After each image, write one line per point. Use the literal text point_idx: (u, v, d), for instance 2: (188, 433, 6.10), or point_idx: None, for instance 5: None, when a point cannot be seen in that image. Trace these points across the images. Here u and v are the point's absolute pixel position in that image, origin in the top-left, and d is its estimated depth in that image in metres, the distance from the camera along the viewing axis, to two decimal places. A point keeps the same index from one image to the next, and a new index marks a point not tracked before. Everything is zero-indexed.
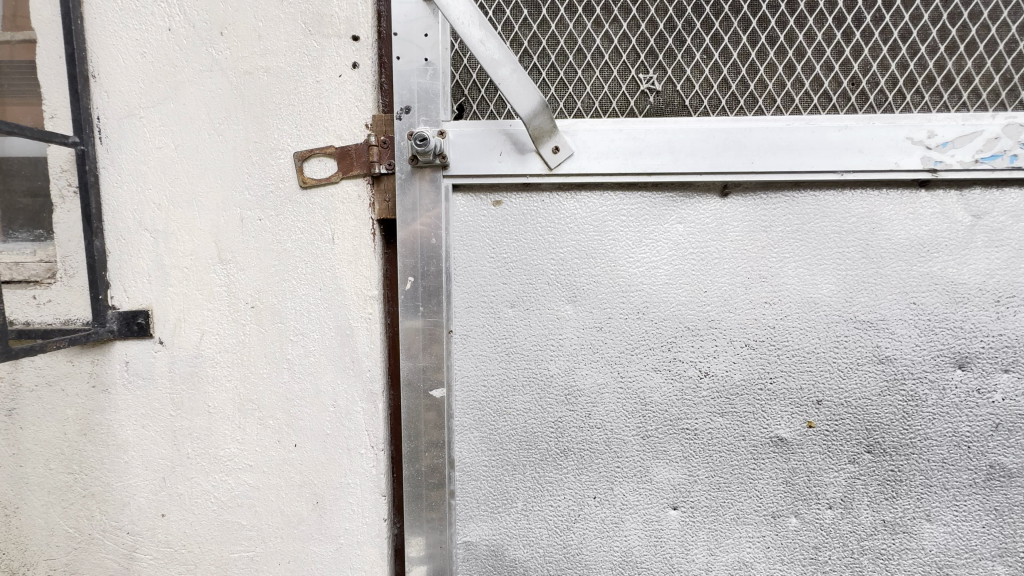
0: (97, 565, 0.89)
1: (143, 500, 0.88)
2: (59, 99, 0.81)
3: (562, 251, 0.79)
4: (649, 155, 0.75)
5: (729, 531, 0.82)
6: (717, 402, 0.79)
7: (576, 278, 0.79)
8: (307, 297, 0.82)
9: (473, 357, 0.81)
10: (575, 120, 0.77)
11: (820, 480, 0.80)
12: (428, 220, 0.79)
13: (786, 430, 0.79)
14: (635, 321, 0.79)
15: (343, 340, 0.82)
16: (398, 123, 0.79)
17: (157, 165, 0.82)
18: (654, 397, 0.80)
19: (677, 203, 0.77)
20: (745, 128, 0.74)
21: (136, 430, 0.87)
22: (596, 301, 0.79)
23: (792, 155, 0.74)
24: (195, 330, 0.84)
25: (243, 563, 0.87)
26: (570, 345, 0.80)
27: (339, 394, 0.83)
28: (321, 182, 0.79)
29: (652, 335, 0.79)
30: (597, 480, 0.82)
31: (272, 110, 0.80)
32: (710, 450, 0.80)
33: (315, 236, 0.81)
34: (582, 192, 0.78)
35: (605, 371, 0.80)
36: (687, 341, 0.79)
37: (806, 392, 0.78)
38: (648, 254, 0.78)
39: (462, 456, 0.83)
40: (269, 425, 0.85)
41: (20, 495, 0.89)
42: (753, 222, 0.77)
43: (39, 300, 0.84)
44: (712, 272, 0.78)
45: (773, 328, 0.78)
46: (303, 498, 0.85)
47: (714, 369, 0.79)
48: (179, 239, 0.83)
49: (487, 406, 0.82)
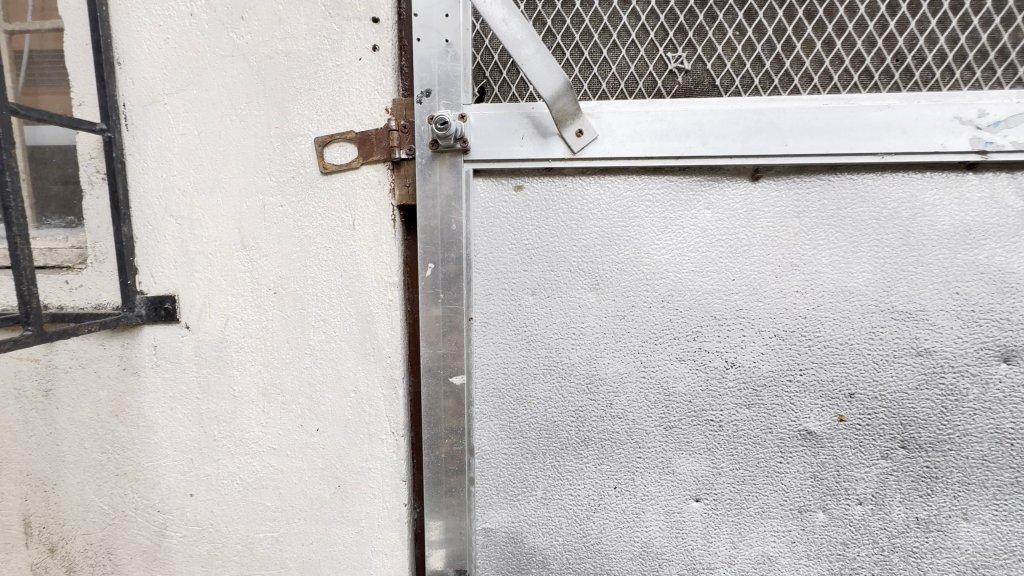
0: (131, 541, 0.93)
1: (173, 480, 0.91)
2: (86, 86, 0.82)
3: (584, 237, 0.77)
4: (677, 138, 0.72)
5: (754, 525, 0.80)
6: (743, 393, 0.77)
7: (599, 265, 0.77)
8: (328, 283, 0.82)
9: (494, 345, 0.81)
10: (600, 102, 0.74)
11: (850, 475, 0.77)
12: (448, 206, 0.78)
13: (815, 423, 0.77)
14: (660, 310, 0.77)
15: (363, 326, 0.82)
16: (419, 107, 0.77)
17: (182, 152, 0.83)
18: (678, 387, 0.78)
19: (705, 188, 0.74)
20: (779, 108, 0.70)
21: (165, 412, 0.89)
22: (619, 289, 0.77)
23: (829, 136, 0.70)
24: (220, 315, 0.85)
25: (269, 543, 0.90)
26: (592, 334, 0.78)
27: (360, 379, 0.83)
28: (342, 168, 0.79)
29: (677, 324, 0.77)
30: (618, 470, 0.81)
31: (293, 95, 0.79)
32: (735, 442, 0.78)
33: (336, 223, 0.81)
34: (605, 177, 0.76)
35: (628, 361, 0.78)
36: (713, 330, 0.76)
37: (838, 384, 0.76)
38: (673, 241, 0.76)
39: (482, 443, 0.83)
40: (292, 410, 0.86)
41: (58, 473, 0.92)
42: (785, 208, 0.74)
43: (71, 285, 0.86)
44: (742, 260, 0.75)
45: (805, 317, 0.75)
46: (326, 481, 0.87)
47: (741, 360, 0.77)
48: (204, 225, 0.84)
49: (507, 394, 0.81)
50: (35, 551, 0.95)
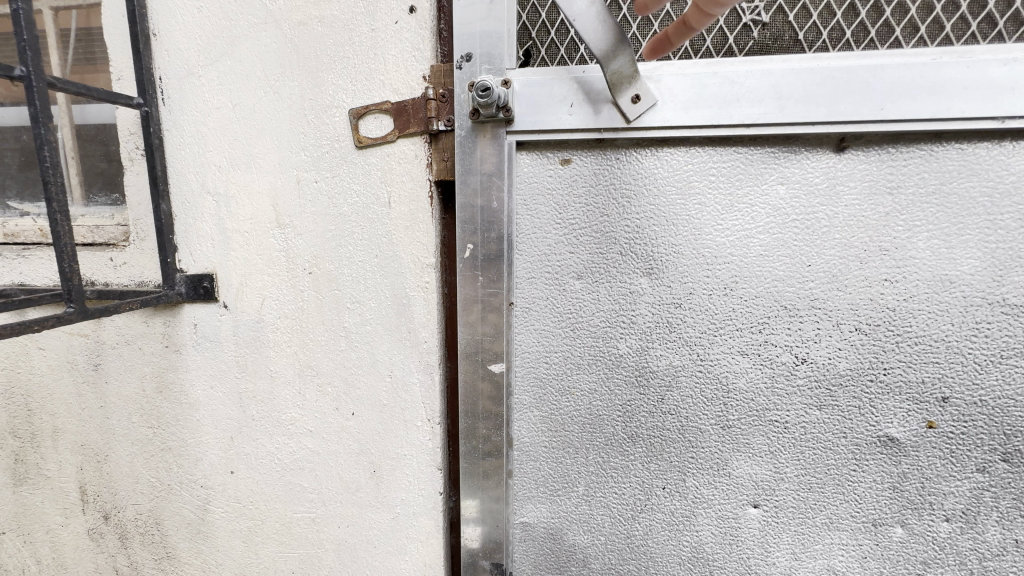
0: (177, 513, 0.95)
1: (215, 457, 0.91)
2: (123, 59, 0.81)
3: (638, 216, 0.70)
4: (749, 102, 0.63)
5: (819, 537, 0.72)
6: (814, 393, 0.69)
7: (653, 248, 0.70)
8: (363, 263, 0.79)
9: (536, 332, 0.76)
10: (660, 64, 0.66)
11: (937, 488, 0.68)
12: (488, 182, 0.72)
13: (899, 429, 0.68)
14: (722, 298, 0.69)
15: (399, 309, 0.79)
16: (459, 73, 0.71)
17: (217, 127, 0.80)
18: (739, 383, 0.71)
19: (779, 160, 0.66)
20: (876, 64, 0.60)
21: (206, 389, 0.89)
22: (675, 274, 0.70)
23: (937, 97, 0.59)
24: (256, 295, 0.84)
25: (306, 523, 0.90)
26: (644, 323, 0.72)
27: (395, 363, 0.80)
28: (377, 142, 0.74)
29: (741, 315, 0.69)
30: (667, 470, 0.75)
31: (327, 63, 0.75)
32: (802, 446, 0.71)
33: (371, 200, 0.77)
34: (663, 150, 0.68)
35: (682, 353, 0.71)
36: (783, 322, 0.68)
37: (929, 387, 0.66)
38: (740, 221, 0.68)
39: (521, 434, 0.78)
40: (328, 392, 0.84)
41: (109, 445, 0.95)
42: (876, 183, 0.64)
43: (115, 263, 0.86)
44: (819, 242, 0.66)
45: (893, 310, 0.65)
46: (362, 466, 0.85)
47: (813, 356, 0.68)
48: (240, 203, 0.82)
49: (550, 384, 0.76)
50: (91, 518, 0.99)
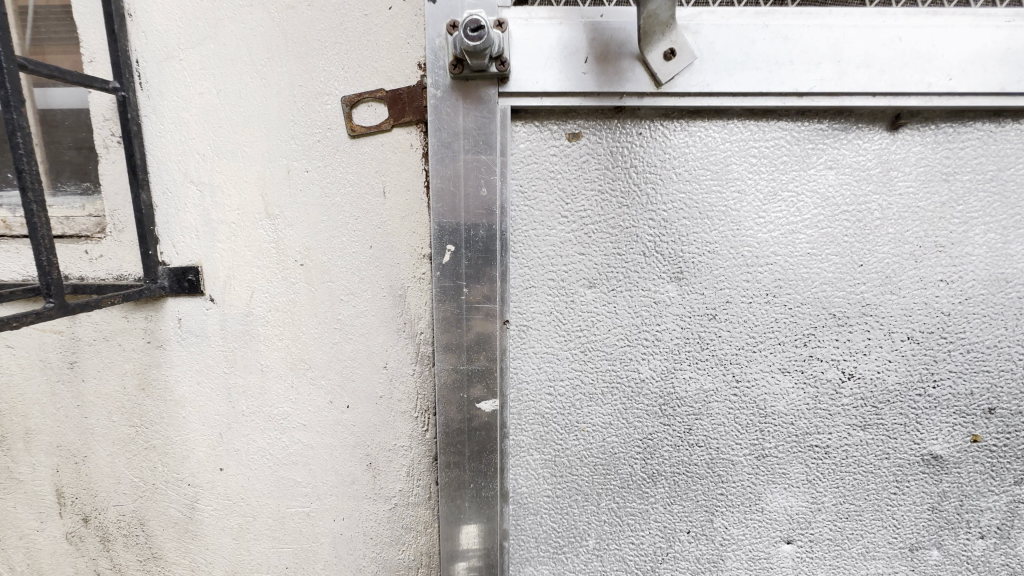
0: (163, 513, 0.93)
1: (202, 455, 0.89)
2: (97, 40, 0.76)
3: (663, 207, 0.73)
4: (802, 66, 0.66)
5: (857, 566, 0.83)
6: (858, 413, 0.79)
7: (682, 247, 0.74)
8: (356, 255, 0.78)
9: (535, 358, 0.78)
10: (697, 20, 0.67)
11: (972, 506, 0.81)
12: (475, 159, 0.71)
13: (941, 447, 0.79)
14: (765, 307, 0.76)
15: (396, 300, 0.78)
16: (432, 10, 0.68)
17: (200, 113, 0.77)
18: (778, 406, 0.79)
19: (828, 140, 0.72)
20: (943, 27, 0.66)
21: (192, 386, 0.86)
22: (711, 278, 0.75)
23: (1003, 68, 0.66)
24: (245, 287, 0.81)
25: (300, 518, 0.89)
26: (672, 342, 0.77)
27: (390, 355, 0.80)
28: (371, 130, 0.73)
29: (789, 326, 0.76)
30: (694, 510, 0.82)
31: (319, 49, 0.73)
32: (841, 471, 0.80)
33: (364, 187, 0.76)
34: (693, 137, 0.72)
35: (718, 378, 0.78)
36: (832, 332, 0.76)
37: (975, 400, 0.78)
38: (784, 211, 0.73)
39: (517, 486, 0.82)
40: (322, 385, 0.83)
41: (88, 445, 0.91)
42: (930, 168, 0.72)
43: (91, 255, 0.82)
44: (870, 233, 0.73)
45: (948, 315, 0.75)
46: (357, 459, 0.85)
47: (861, 370, 0.77)
48: (227, 192, 0.79)
49: (553, 422, 0.80)
50: (70, 521, 0.96)
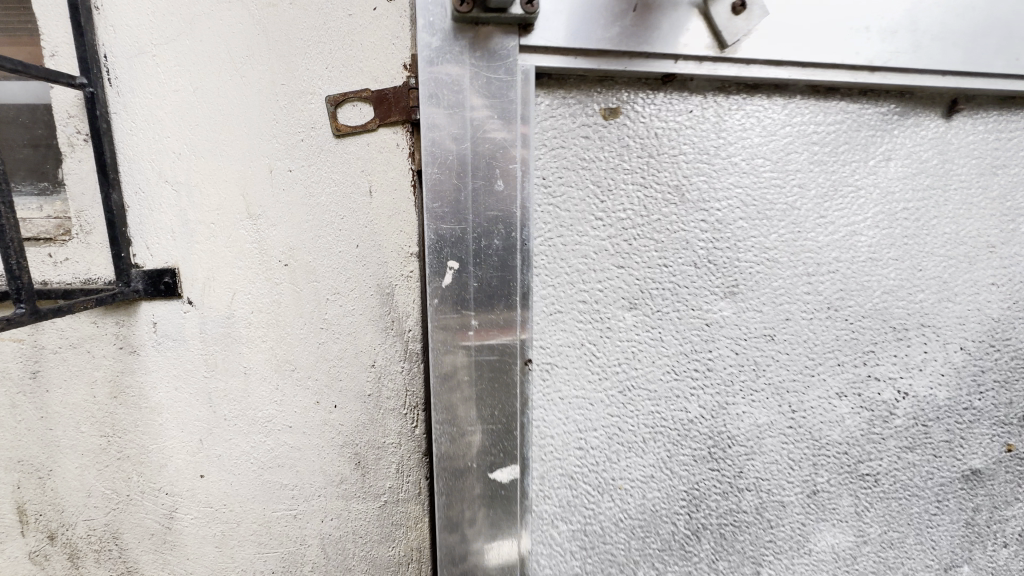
0: (138, 525, 0.89)
1: (181, 462, 0.87)
2: (62, 34, 0.73)
3: (719, 207, 0.75)
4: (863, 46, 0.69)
5: None
6: (905, 435, 0.82)
7: (738, 253, 0.76)
8: (342, 254, 0.78)
9: (562, 407, 0.77)
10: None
11: (1002, 514, 0.86)
12: (486, 148, 0.66)
13: (980, 460, 0.85)
14: (824, 321, 0.79)
15: (383, 299, 0.79)
16: None
17: (175, 111, 0.75)
18: (832, 435, 0.81)
19: (890, 127, 0.76)
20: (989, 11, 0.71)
21: (169, 391, 0.84)
22: (768, 290, 0.77)
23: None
24: (225, 289, 0.80)
25: (287, 521, 0.88)
26: (724, 372, 0.78)
27: (378, 353, 0.81)
28: (357, 130, 0.73)
29: (847, 342, 0.79)
30: (742, 561, 0.82)
31: (301, 48, 0.73)
32: (889, 498, 0.83)
33: (347, 186, 0.76)
34: (730, 127, 0.73)
35: (772, 409, 0.79)
36: (891, 349, 0.80)
37: (1014, 410, 0.85)
38: (845, 204, 0.77)
39: (541, 565, 0.80)
40: (308, 386, 0.83)
41: (54, 459, 0.87)
42: (983, 162, 0.79)
43: (55, 259, 0.79)
44: (928, 235, 0.79)
45: (999, 319, 0.82)
46: (345, 457, 0.85)
47: (914, 388, 0.82)
48: (205, 192, 0.77)
49: (599, 481, 0.78)
50: (33, 540, 0.91)
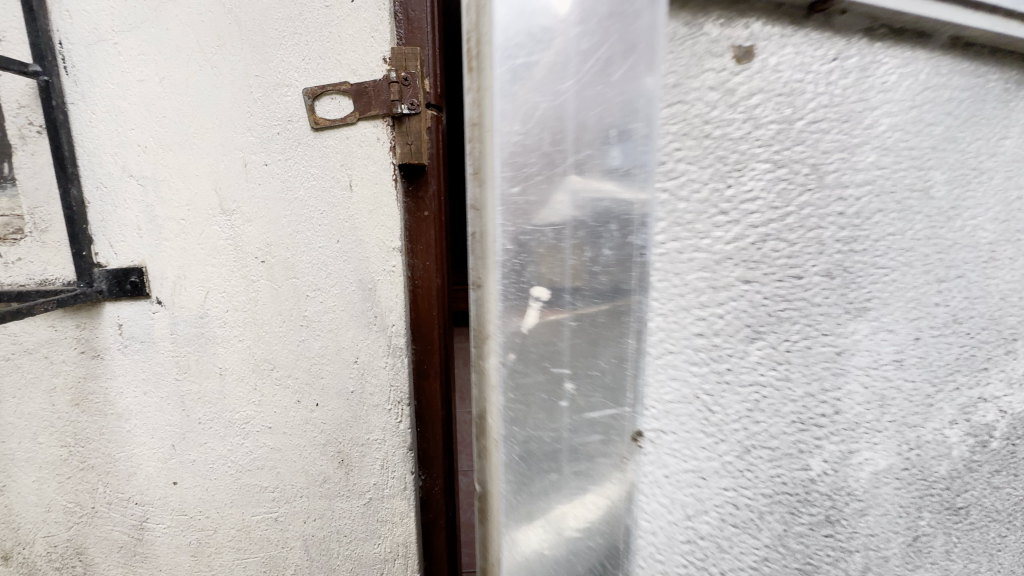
0: (105, 538, 0.86)
1: (152, 470, 0.83)
2: (10, 18, 0.69)
3: (858, 194, 0.43)
4: None
5: None
6: (1001, 453, 0.54)
7: (876, 248, 0.44)
8: (322, 249, 0.77)
9: (668, 490, 0.46)
10: None
11: None
12: (593, 101, 0.37)
13: None
14: (950, 334, 0.49)
15: (365, 294, 0.78)
16: None
17: (139, 102, 0.72)
18: (942, 468, 0.51)
19: None
20: None
21: (137, 396, 0.80)
22: (901, 303, 0.46)
23: None
24: (197, 288, 0.77)
25: (267, 525, 0.86)
26: (851, 409, 0.46)
27: (360, 349, 0.80)
28: (335, 124, 0.73)
29: (967, 347, 0.49)
30: None
31: (275, 39, 0.71)
32: (975, 531, 0.55)
33: (326, 180, 0.75)
34: (871, 87, 0.42)
35: (889, 447, 0.48)
36: (1001, 360, 0.51)
37: None
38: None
39: None
40: (288, 385, 0.81)
41: (7, 474, 0.82)
42: None
43: (6, 259, 0.74)
44: None
45: None
46: (328, 457, 0.84)
47: (1016, 404, 0.53)
48: (173, 186, 0.74)
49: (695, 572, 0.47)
50: None
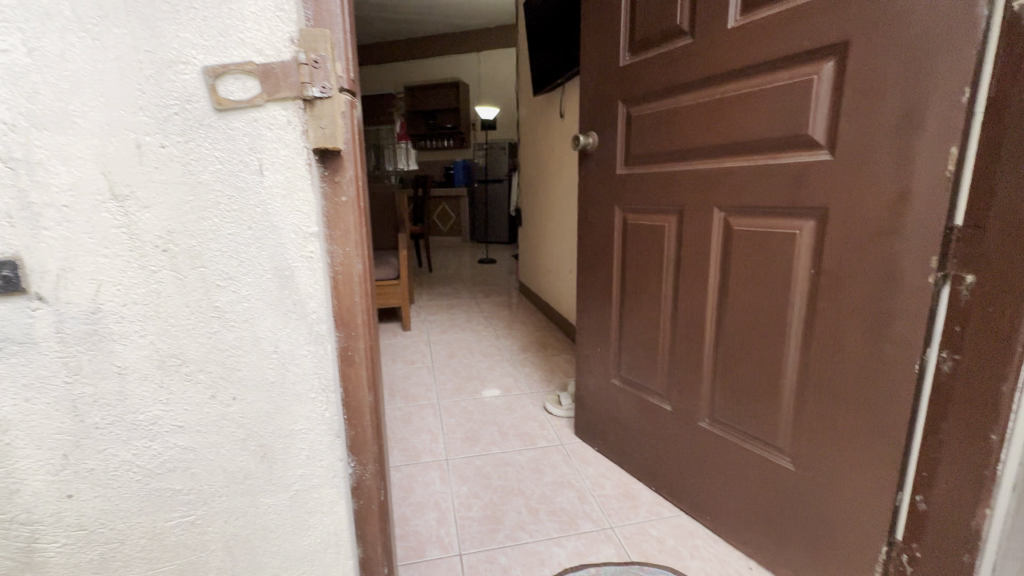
0: None
1: (41, 485, 0.78)
2: None
3: None
4: None
5: None
6: None
7: None
8: (232, 237, 0.74)
9: None
10: None
11: None
12: None
13: None
14: None
15: (282, 284, 0.77)
16: None
17: (7, 78, 0.67)
18: None
19: None
20: None
21: (18, 402, 0.75)
22: None
23: None
24: (87, 280, 0.73)
25: (183, 529, 0.84)
26: None
27: (281, 338, 0.79)
28: (241, 105, 0.70)
29: None
30: None
31: (166, 11, 0.67)
32: None
33: (235, 166, 0.72)
34: None
35: None
36: None
37: None
38: None
39: None
40: (200, 380, 0.78)
41: None
42: None
43: None
44: None
45: None
46: (249, 451, 0.82)
47: None
48: (52, 171, 0.69)
49: None
50: None
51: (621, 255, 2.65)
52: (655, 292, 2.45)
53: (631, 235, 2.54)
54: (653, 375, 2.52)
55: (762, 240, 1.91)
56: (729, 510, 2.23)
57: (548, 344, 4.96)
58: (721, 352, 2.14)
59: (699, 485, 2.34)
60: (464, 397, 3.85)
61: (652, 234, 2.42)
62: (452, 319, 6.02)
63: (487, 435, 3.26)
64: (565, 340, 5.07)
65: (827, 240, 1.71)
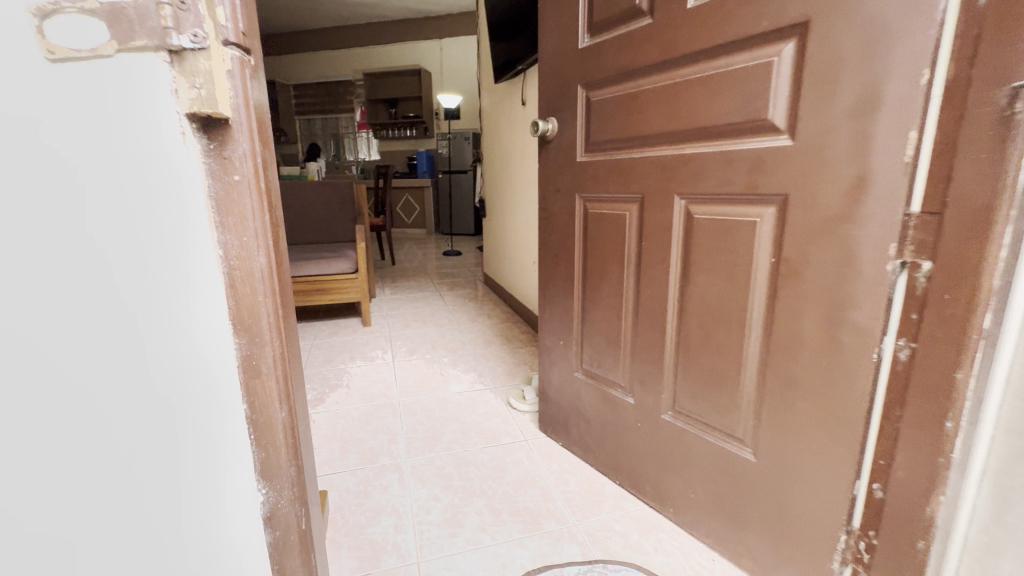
0: None
1: None
2: None
3: None
4: None
5: None
6: None
7: None
8: (143, 222, 0.81)
9: None
10: None
11: None
12: None
13: None
14: None
15: (176, 276, 0.84)
16: None
17: None
18: None
19: None
20: None
21: None
22: None
23: None
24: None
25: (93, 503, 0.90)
26: None
27: (193, 323, 0.87)
28: (83, 51, 0.73)
29: None
30: None
31: None
32: None
33: (125, 167, 0.79)
34: None
35: None
36: None
37: None
38: None
39: None
40: (115, 354, 0.87)
41: None
42: None
43: None
44: None
45: None
46: (167, 432, 0.91)
47: None
48: None
49: None
50: None
51: (582, 246, 2.57)
52: (616, 283, 2.38)
53: (593, 224, 2.46)
54: (615, 368, 2.47)
55: (720, 229, 1.87)
56: (691, 503, 2.20)
57: (514, 338, 4.88)
58: (683, 343, 2.10)
59: (662, 478, 2.31)
60: (425, 394, 3.72)
61: (613, 223, 2.35)
62: (414, 313, 5.84)
63: (448, 434, 3.15)
64: (530, 332, 4.99)
65: (785, 229, 1.67)
